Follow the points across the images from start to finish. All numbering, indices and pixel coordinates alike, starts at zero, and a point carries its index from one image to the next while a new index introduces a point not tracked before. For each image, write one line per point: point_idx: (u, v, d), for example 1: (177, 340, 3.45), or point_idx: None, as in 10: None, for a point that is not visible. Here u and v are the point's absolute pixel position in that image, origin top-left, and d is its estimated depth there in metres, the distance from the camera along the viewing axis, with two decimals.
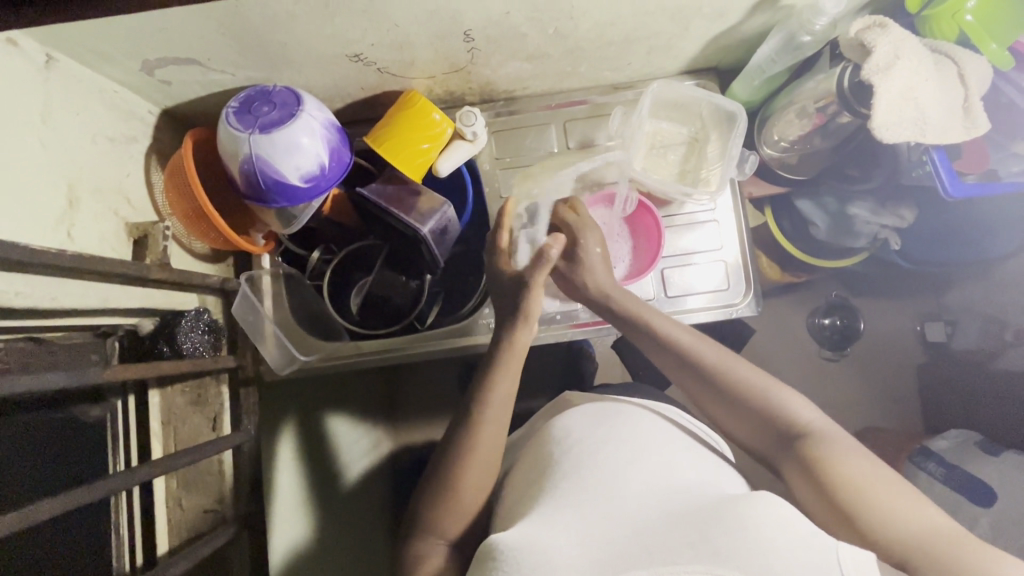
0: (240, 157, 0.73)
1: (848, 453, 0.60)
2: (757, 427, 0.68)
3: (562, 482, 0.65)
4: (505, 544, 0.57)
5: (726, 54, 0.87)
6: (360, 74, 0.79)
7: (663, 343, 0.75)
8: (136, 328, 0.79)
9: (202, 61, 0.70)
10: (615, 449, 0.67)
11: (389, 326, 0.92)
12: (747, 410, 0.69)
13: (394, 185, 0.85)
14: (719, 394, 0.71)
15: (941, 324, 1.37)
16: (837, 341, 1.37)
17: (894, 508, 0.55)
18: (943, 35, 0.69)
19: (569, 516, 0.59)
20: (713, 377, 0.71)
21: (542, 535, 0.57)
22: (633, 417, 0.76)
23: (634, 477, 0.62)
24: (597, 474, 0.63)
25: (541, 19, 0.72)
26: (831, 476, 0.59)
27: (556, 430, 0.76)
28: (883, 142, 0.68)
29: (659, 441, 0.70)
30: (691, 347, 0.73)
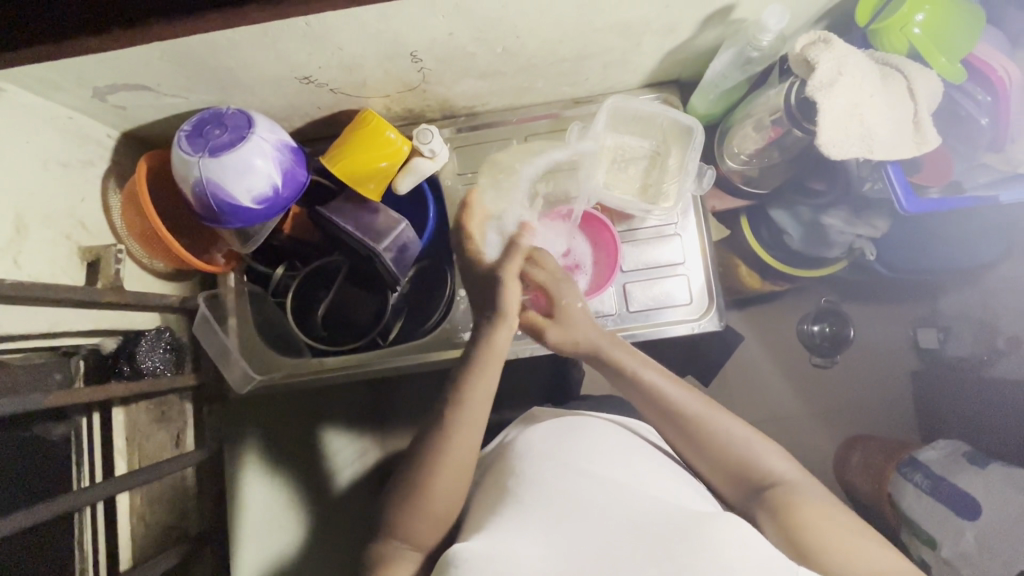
0: (192, 180, 0.74)
1: (814, 503, 0.63)
2: (729, 473, 0.68)
3: (519, 493, 0.64)
4: (467, 555, 0.57)
5: (684, 68, 0.86)
6: (314, 95, 0.80)
7: (644, 388, 0.73)
8: (98, 348, 0.80)
9: (152, 87, 0.71)
10: (577, 462, 0.66)
11: (352, 342, 0.92)
12: (722, 456, 0.68)
13: (352, 204, 0.86)
14: (692, 441, 0.70)
15: (934, 331, 1.32)
16: (826, 349, 1.35)
17: (852, 549, 0.58)
18: (893, 48, 0.68)
19: (529, 531, 0.59)
20: (688, 425, 0.70)
21: (504, 550, 0.57)
22: (597, 432, 0.73)
23: (595, 490, 0.62)
24: (560, 487, 0.62)
25: (487, 38, 0.72)
26: (802, 527, 0.61)
27: (517, 446, 0.74)
28: (832, 158, 0.67)
29: (622, 451, 0.69)
30: (675, 394, 0.71)
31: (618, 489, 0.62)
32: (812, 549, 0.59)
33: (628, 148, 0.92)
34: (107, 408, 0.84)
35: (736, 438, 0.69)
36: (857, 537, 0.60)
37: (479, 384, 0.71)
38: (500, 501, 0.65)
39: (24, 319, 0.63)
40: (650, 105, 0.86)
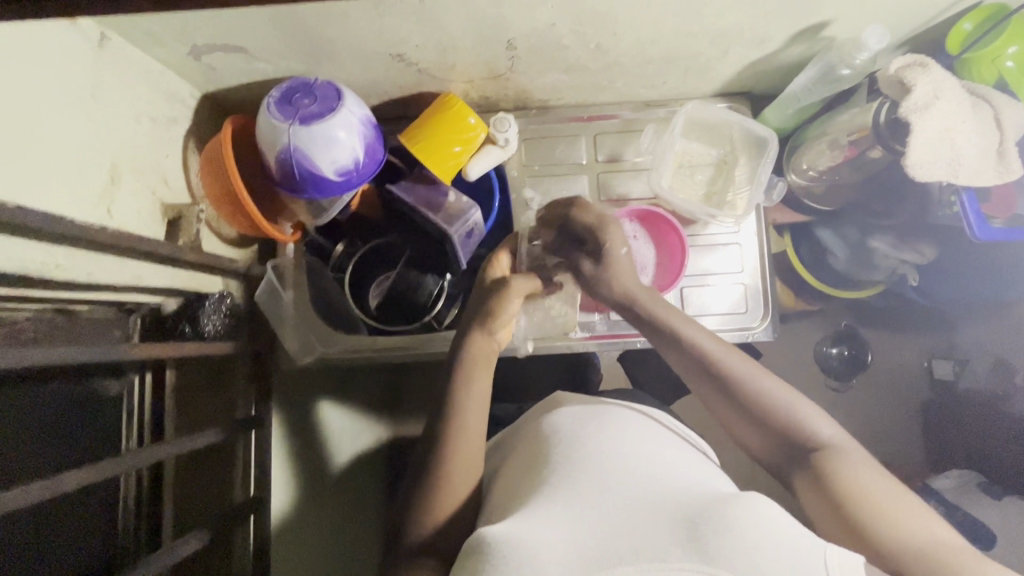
0: (278, 146, 0.74)
1: (861, 465, 0.60)
2: (769, 436, 0.66)
3: (547, 476, 0.61)
4: (492, 536, 0.53)
5: (760, 79, 0.88)
6: (400, 74, 0.80)
7: (689, 351, 0.69)
8: (159, 308, 0.79)
9: (249, 50, 0.71)
10: (604, 442, 0.64)
11: (406, 322, 0.92)
12: (764, 424, 0.65)
13: (422, 184, 0.86)
14: (735, 402, 0.67)
15: (950, 362, 1.31)
16: (844, 372, 1.34)
17: (899, 515, 0.56)
18: (983, 78, 0.70)
19: (559, 510, 0.55)
20: (732, 384, 0.67)
21: (530, 531, 0.53)
22: (625, 417, 0.72)
23: (618, 471, 0.59)
24: (584, 474, 0.59)
25: (584, 32, 0.73)
26: (844, 491, 0.58)
27: (548, 426, 0.72)
28: (916, 180, 0.69)
29: (653, 440, 0.68)
30: (712, 351, 0.68)
31: (646, 476, 0.59)
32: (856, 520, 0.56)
33: (698, 154, 0.92)
34: (161, 368, 0.82)
35: (779, 399, 0.65)
36: (907, 506, 0.56)
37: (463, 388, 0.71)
38: (531, 483, 0.63)
39: (113, 269, 0.64)
40: (725, 113, 0.87)
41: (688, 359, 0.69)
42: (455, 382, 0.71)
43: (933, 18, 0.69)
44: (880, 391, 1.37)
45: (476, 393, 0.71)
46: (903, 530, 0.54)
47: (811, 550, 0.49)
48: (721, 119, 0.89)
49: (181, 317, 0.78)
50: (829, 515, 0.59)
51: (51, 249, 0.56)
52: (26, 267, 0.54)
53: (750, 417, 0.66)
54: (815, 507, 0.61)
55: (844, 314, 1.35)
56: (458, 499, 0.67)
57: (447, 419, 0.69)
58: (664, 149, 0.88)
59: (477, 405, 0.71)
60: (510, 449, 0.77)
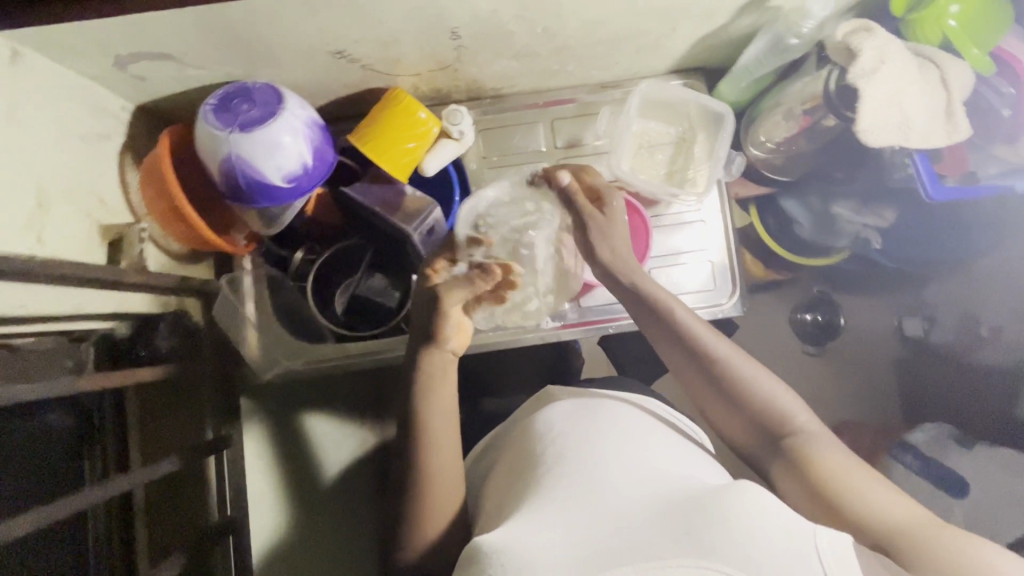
0: (219, 156, 0.71)
1: (837, 455, 0.60)
2: (749, 421, 0.65)
3: (539, 479, 0.61)
4: (490, 542, 0.53)
5: (713, 54, 0.87)
6: (344, 72, 0.77)
7: (670, 333, 0.68)
8: (111, 332, 0.76)
9: (178, 56, 0.68)
10: (593, 442, 0.64)
11: (375, 327, 0.90)
12: (745, 408, 0.65)
13: (379, 184, 0.84)
14: (704, 375, 0.67)
15: (920, 319, 1.34)
16: (819, 336, 1.37)
17: (875, 500, 0.56)
18: (927, 39, 0.69)
19: (550, 513, 0.55)
20: (718, 370, 0.66)
21: (523, 534, 0.53)
22: (613, 410, 0.72)
23: (610, 474, 0.58)
24: (576, 476, 0.59)
25: (528, 17, 0.70)
26: (823, 479, 0.59)
27: (537, 428, 0.71)
28: (868, 146, 0.68)
29: (638, 431, 0.67)
30: (690, 332, 0.67)
31: (637, 472, 0.59)
32: (835, 505, 0.57)
33: (655, 135, 0.91)
34: (122, 395, 0.80)
35: (760, 384, 0.65)
36: (880, 490, 0.57)
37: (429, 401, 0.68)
38: (522, 490, 0.62)
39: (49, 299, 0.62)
40: (681, 92, 0.87)
41: (668, 340, 0.68)
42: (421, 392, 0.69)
43: None
44: (857, 353, 1.38)
45: (439, 405, 0.69)
46: (873, 514, 0.55)
47: (803, 542, 0.49)
48: (676, 99, 0.88)
49: (136, 341, 0.77)
50: (806, 496, 0.59)
51: None
52: None
53: (732, 404, 0.66)
54: (793, 498, 0.61)
55: (816, 280, 1.37)
56: (444, 506, 0.66)
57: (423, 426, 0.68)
58: (621, 130, 0.87)
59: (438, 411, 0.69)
60: (499, 452, 0.76)
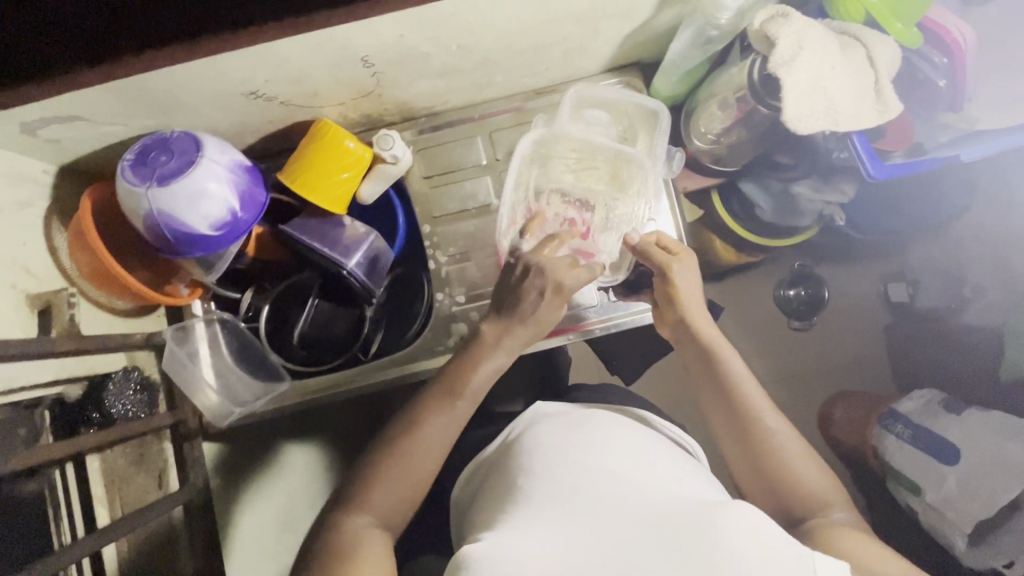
0: (143, 212, 0.70)
1: (856, 536, 0.62)
2: (773, 488, 0.71)
3: (529, 489, 0.63)
4: (475, 552, 0.57)
5: (643, 49, 0.85)
6: (263, 110, 0.76)
7: (722, 389, 0.77)
8: (62, 397, 0.75)
9: (87, 116, 0.66)
10: (592, 453, 0.65)
11: (334, 359, 0.88)
12: (770, 475, 0.72)
13: (316, 218, 0.83)
14: (739, 436, 0.75)
15: (905, 285, 1.29)
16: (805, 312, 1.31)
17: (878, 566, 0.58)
18: (850, 17, 0.67)
19: (543, 526, 0.58)
20: (755, 432, 0.74)
21: (515, 546, 0.57)
22: (609, 421, 0.72)
23: (608, 490, 0.60)
24: (576, 490, 0.61)
25: (439, 38, 0.69)
26: (833, 545, 0.61)
27: (523, 442, 0.71)
28: (798, 134, 0.66)
29: (634, 440, 0.68)
30: (742, 392, 0.76)
31: (632, 485, 0.61)
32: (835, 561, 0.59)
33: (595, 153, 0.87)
34: (81, 458, 0.78)
35: (788, 453, 0.72)
36: (892, 563, 0.58)
37: (447, 404, 0.68)
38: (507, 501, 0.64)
39: None
40: (615, 91, 0.84)
41: (718, 398, 0.77)
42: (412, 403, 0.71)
43: None
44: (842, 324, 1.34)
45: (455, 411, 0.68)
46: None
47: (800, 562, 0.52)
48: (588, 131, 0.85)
49: (87, 404, 0.76)
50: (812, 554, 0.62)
51: None
52: None
53: (760, 470, 0.73)
54: None
55: (797, 255, 1.32)
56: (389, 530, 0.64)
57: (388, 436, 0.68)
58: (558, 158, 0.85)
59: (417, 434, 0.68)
60: (486, 474, 0.75)
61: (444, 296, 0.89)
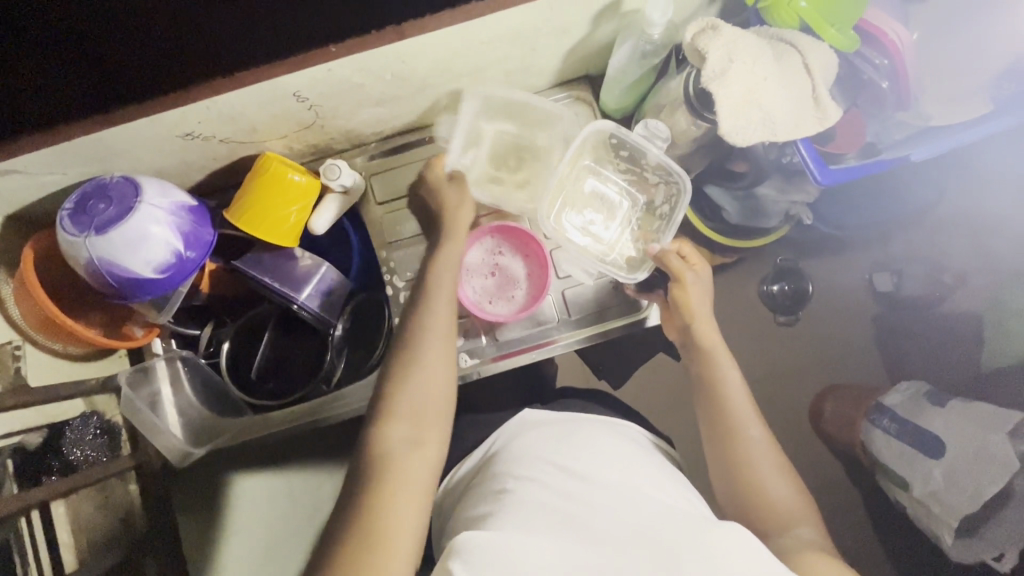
0: (84, 260, 0.70)
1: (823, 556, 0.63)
2: (744, 495, 0.71)
3: (515, 498, 0.63)
4: (467, 543, 0.57)
5: (588, 62, 0.84)
6: (203, 148, 0.75)
7: (715, 386, 0.75)
8: (23, 445, 0.73)
9: (22, 169, 0.66)
10: (585, 466, 0.66)
11: (296, 390, 0.88)
12: (743, 483, 0.71)
13: (269, 253, 0.83)
14: (723, 437, 0.73)
15: (889, 273, 1.23)
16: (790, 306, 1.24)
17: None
18: (785, 24, 0.66)
19: (535, 536, 0.58)
20: (737, 438, 0.73)
21: (505, 542, 0.57)
22: (590, 432, 0.72)
23: (598, 506, 0.61)
24: (569, 501, 0.62)
25: (371, 68, 0.68)
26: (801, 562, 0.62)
27: (509, 452, 0.72)
28: (738, 145, 0.65)
29: (621, 456, 0.68)
30: (733, 396, 0.74)
31: (620, 497, 0.62)
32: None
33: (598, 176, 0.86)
34: None
35: (767, 467, 0.71)
36: None
37: (411, 390, 0.66)
38: (490, 505, 0.65)
39: None
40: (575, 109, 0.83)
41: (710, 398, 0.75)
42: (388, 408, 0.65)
43: None
44: (829, 317, 1.26)
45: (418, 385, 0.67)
46: None
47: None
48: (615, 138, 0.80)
49: (46, 453, 0.76)
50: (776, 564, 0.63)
51: None
52: None
53: (732, 476, 0.72)
54: None
55: (781, 250, 1.26)
56: (410, 540, 0.59)
57: (385, 425, 0.65)
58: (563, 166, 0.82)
59: (416, 429, 0.65)
60: (466, 489, 0.75)
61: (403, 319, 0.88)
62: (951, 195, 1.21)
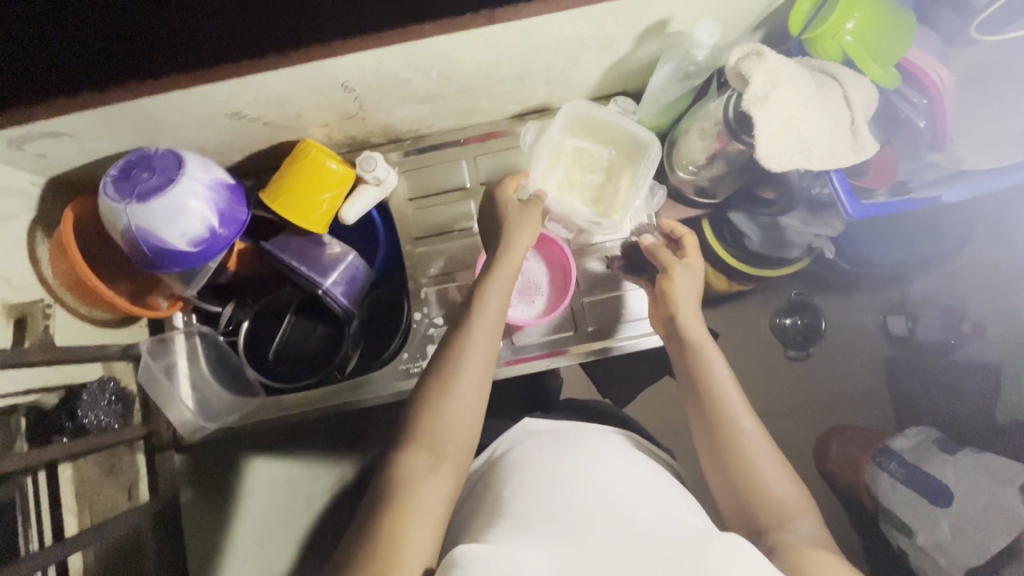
0: (122, 226, 0.71)
1: (823, 554, 0.59)
2: (738, 493, 0.67)
3: (513, 505, 0.63)
4: (467, 554, 0.55)
5: (628, 79, 0.86)
6: (247, 130, 0.77)
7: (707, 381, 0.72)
8: (38, 405, 0.74)
9: (73, 133, 0.68)
10: (580, 476, 0.65)
11: (309, 377, 0.89)
12: (735, 480, 0.67)
13: (298, 237, 0.84)
14: (715, 435, 0.69)
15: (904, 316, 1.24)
16: (802, 342, 1.25)
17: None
18: (828, 56, 0.68)
19: (530, 543, 0.57)
20: (729, 436, 0.69)
21: (506, 549, 0.56)
22: (590, 443, 0.72)
23: (594, 512, 0.60)
24: (562, 506, 0.61)
25: (419, 65, 0.70)
26: (802, 564, 0.58)
27: (510, 459, 0.72)
28: (773, 170, 0.66)
29: (620, 467, 0.68)
30: (726, 393, 0.71)
31: (623, 510, 0.61)
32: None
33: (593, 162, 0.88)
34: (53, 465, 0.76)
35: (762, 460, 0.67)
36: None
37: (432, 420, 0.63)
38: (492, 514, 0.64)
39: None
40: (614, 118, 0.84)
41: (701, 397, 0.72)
42: (448, 345, 0.66)
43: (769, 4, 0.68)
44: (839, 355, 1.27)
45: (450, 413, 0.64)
46: None
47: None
48: (583, 112, 0.84)
49: (60, 414, 0.75)
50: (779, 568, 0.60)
51: None
52: None
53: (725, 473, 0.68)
54: None
55: (794, 284, 1.27)
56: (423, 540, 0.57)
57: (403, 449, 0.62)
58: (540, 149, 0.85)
59: (433, 460, 0.62)
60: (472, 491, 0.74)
61: (421, 316, 0.89)
62: (976, 243, 1.20)
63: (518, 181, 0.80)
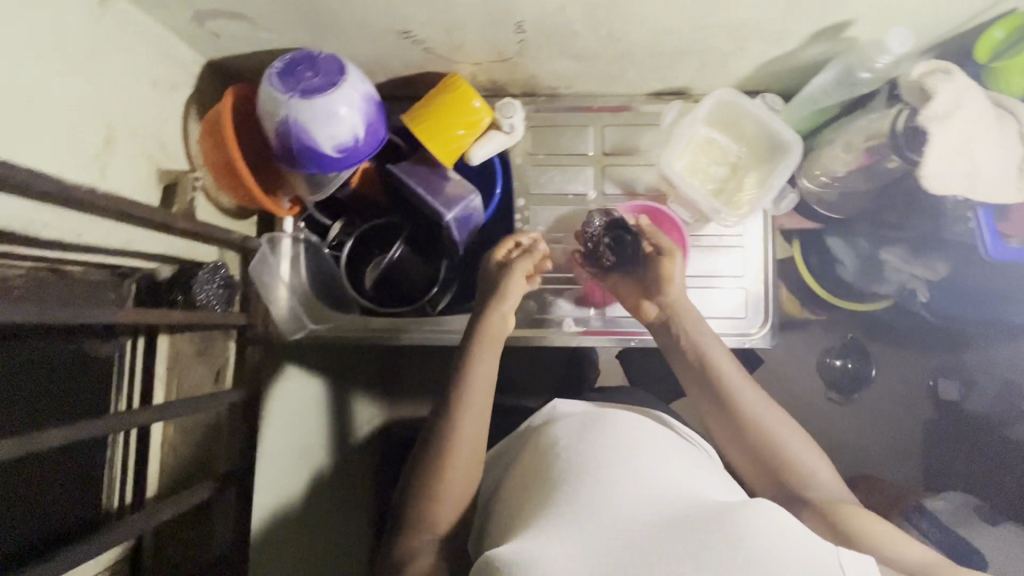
0: (278, 117, 0.73)
1: (868, 512, 0.62)
2: (767, 470, 0.69)
3: (544, 486, 0.58)
4: (502, 557, 0.50)
5: (778, 79, 0.85)
6: (406, 52, 0.79)
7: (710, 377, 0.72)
8: (154, 274, 0.79)
9: (253, 19, 0.70)
10: (597, 443, 0.61)
11: (401, 305, 0.92)
12: (762, 463, 0.69)
13: (425, 166, 0.86)
14: (737, 429, 0.70)
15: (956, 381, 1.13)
16: (846, 385, 1.18)
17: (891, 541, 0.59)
18: (1010, 91, 0.71)
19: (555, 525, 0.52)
20: (746, 423, 0.70)
21: (537, 529, 0.52)
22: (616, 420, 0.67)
23: (614, 485, 0.54)
24: (583, 474, 0.56)
25: (595, 18, 0.70)
26: (848, 525, 0.61)
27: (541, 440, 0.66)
28: (934, 191, 0.67)
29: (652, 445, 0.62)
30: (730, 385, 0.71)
31: (650, 486, 0.55)
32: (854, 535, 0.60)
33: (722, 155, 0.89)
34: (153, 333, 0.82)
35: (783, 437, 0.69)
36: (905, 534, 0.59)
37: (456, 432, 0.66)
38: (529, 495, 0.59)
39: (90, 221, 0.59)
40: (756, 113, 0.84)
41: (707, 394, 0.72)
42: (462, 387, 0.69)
43: (962, 24, 0.67)
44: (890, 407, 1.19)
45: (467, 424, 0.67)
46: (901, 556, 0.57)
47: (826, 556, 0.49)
48: (730, 100, 0.84)
49: (174, 287, 0.77)
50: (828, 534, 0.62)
51: (43, 209, 0.58)
52: (14, 225, 0.55)
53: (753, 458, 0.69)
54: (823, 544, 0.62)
55: (850, 325, 1.17)
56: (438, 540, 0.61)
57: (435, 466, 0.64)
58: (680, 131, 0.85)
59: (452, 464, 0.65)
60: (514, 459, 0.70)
61: None
62: None
63: (507, 247, 0.81)
